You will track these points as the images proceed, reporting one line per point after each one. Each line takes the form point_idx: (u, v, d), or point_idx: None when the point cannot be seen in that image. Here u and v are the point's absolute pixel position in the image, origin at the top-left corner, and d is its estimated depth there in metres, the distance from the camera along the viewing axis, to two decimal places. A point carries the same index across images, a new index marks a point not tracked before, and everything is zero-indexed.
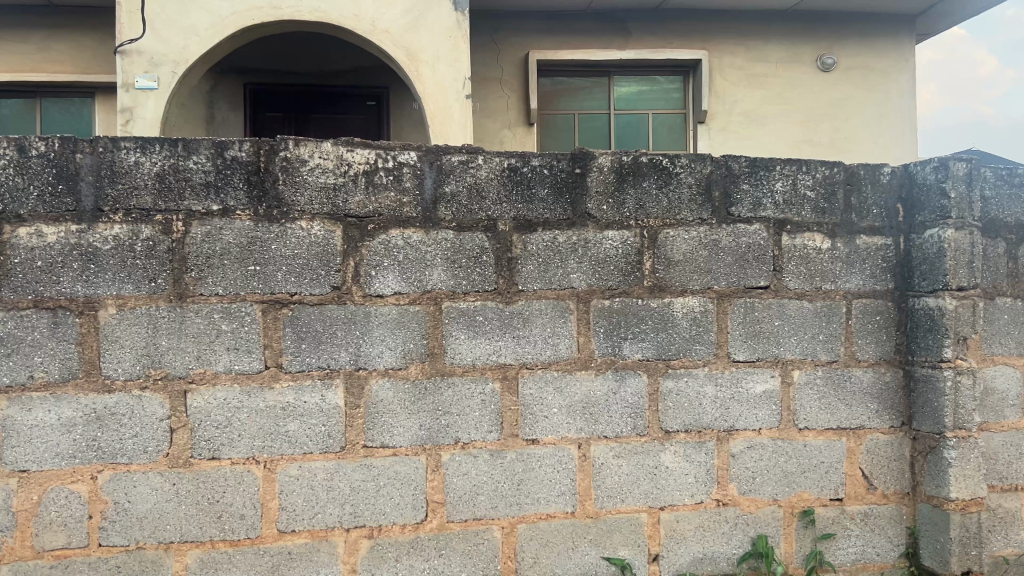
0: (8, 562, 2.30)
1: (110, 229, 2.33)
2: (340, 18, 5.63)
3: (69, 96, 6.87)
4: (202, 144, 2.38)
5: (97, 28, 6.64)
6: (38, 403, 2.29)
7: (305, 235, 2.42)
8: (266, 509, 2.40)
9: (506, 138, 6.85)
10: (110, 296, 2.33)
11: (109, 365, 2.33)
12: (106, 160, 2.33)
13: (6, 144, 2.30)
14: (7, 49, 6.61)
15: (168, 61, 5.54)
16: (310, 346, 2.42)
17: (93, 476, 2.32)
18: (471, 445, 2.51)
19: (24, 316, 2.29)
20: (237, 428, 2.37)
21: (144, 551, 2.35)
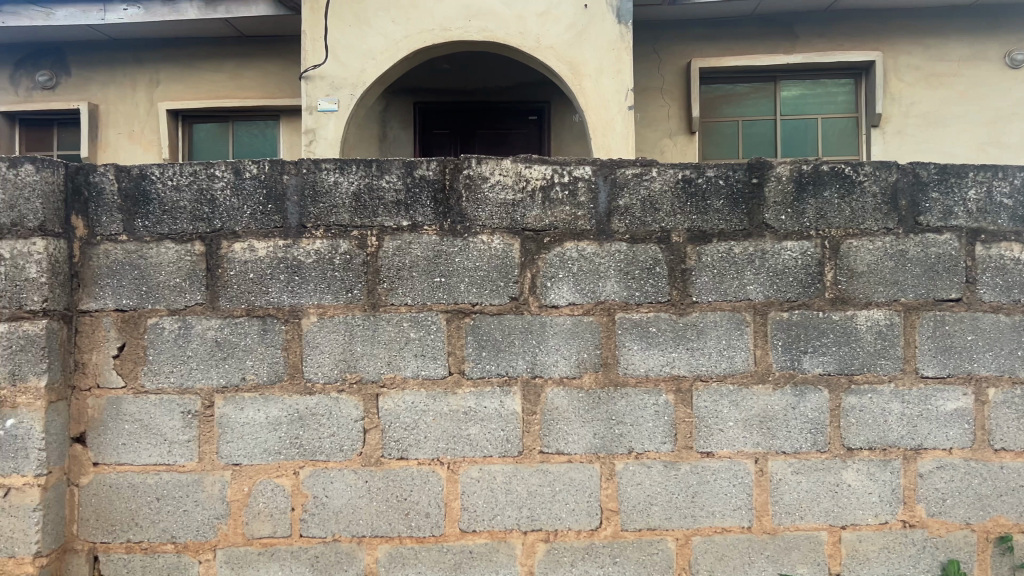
0: (221, 548, 2.51)
1: (313, 244, 2.53)
2: (506, 36, 5.80)
3: (258, 118, 7.42)
4: (393, 164, 2.53)
5: (283, 55, 7.13)
6: (249, 403, 2.52)
7: (486, 248, 2.53)
8: (450, 508, 2.52)
9: (667, 147, 6.81)
10: (311, 305, 2.53)
11: (311, 369, 2.52)
12: (309, 180, 2.53)
13: (225, 167, 2.54)
14: (205, 79, 7.23)
15: (347, 84, 5.89)
16: (490, 353, 2.53)
17: (295, 471, 2.52)
18: (645, 455, 2.54)
19: (238, 323, 2.52)
20: (423, 430, 2.51)
21: (340, 543, 2.51)
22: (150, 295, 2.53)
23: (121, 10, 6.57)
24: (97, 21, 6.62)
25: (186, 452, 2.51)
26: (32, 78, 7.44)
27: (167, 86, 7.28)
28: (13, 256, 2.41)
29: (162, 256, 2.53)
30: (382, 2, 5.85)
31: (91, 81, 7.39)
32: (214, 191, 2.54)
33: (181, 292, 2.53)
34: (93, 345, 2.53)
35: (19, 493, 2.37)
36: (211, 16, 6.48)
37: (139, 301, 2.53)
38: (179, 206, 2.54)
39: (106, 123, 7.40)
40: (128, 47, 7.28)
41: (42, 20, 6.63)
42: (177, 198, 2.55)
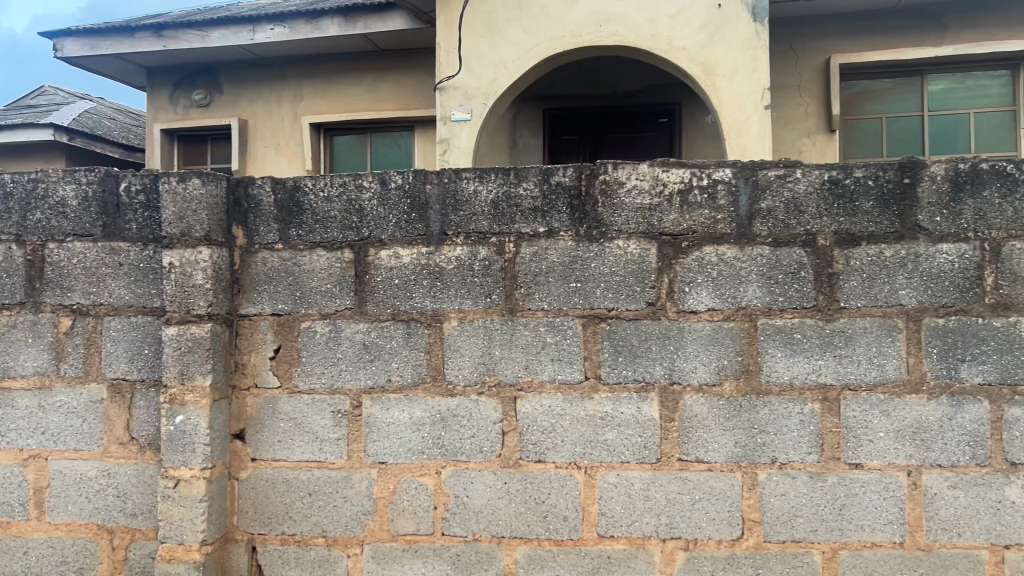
0: (368, 543, 2.61)
1: (453, 251, 2.60)
2: (637, 40, 5.77)
3: (394, 129, 7.66)
4: (531, 171, 2.57)
5: (418, 67, 7.34)
6: (394, 403, 2.61)
7: (623, 253, 2.53)
8: (588, 513, 2.53)
9: (805, 147, 6.59)
10: (452, 310, 2.60)
11: (452, 371, 2.59)
12: (450, 189, 2.60)
13: (371, 178, 2.65)
14: (345, 92, 7.54)
15: (480, 94, 6.01)
16: (627, 359, 2.52)
17: (437, 471, 2.59)
18: (789, 465, 2.47)
19: (383, 327, 2.62)
20: (560, 434, 2.53)
21: (480, 543, 2.56)
22: (303, 300, 2.67)
23: (268, 30, 6.94)
24: (247, 41, 7.02)
25: (336, 449, 2.63)
26: (189, 97, 7.96)
27: (310, 101, 7.63)
28: (181, 263, 2.56)
29: (314, 263, 2.67)
30: (513, 12, 5.94)
31: (240, 98, 7.84)
32: (361, 201, 2.66)
33: (331, 296, 2.66)
34: (252, 347, 2.69)
35: (187, 484, 2.54)
36: (351, 32, 6.75)
37: (293, 305, 2.67)
38: (329, 215, 2.67)
39: (254, 137, 7.84)
40: (275, 64, 7.68)
41: (199, 43, 7.11)
42: (327, 208, 2.68)
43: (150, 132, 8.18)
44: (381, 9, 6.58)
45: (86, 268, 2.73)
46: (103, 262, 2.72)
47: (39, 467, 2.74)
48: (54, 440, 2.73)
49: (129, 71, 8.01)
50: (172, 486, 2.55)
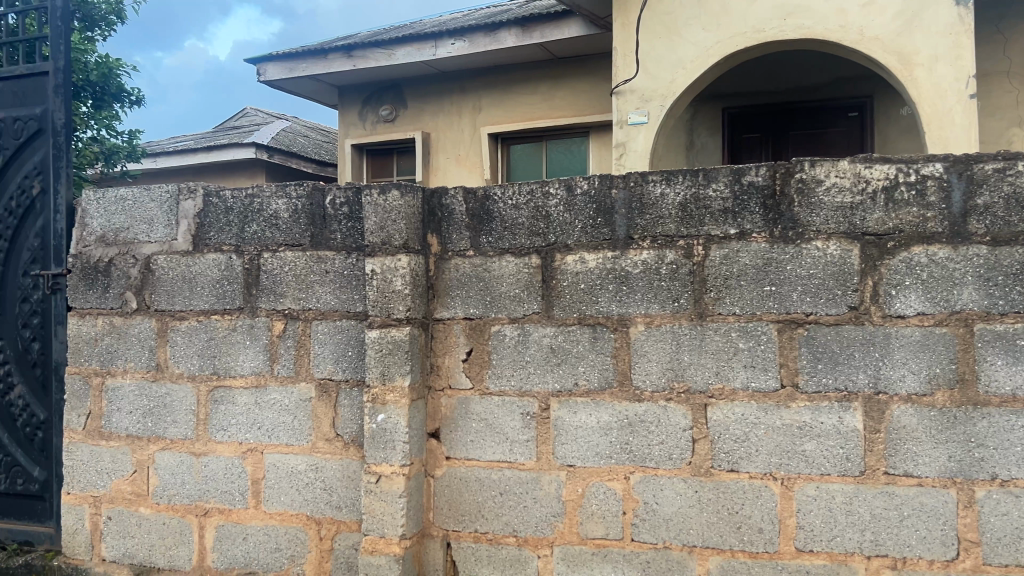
0: (558, 546, 2.64)
1: (640, 255, 2.58)
2: (825, 32, 5.50)
3: (570, 136, 7.67)
4: (721, 172, 2.51)
5: (594, 72, 7.36)
6: (582, 407, 2.62)
7: (821, 255, 2.42)
8: (784, 526, 2.43)
9: (1015, 137, 6.06)
10: (639, 314, 2.58)
11: (639, 377, 2.57)
12: (637, 193, 2.59)
13: (558, 185, 2.68)
14: (522, 101, 7.67)
15: (657, 96, 5.95)
16: (826, 366, 2.41)
17: (626, 476, 2.58)
18: (1011, 483, 2.27)
19: (570, 331, 2.65)
20: (754, 443, 2.46)
21: (670, 551, 2.53)
22: (493, 305, 2.74)
23: (450, 45, 7.18)
24: (429, 56, 7.30)
25: (526, 451, 2.68)
26: (376, 113, 8.38)
27: (489, 111, 7.83)
28: (382, 270, 2.70)
29: (504, 269, 2.73)
30: (692, 12, 5.84)
31: (424, 111, 8.16)
32: (548, 208, 2.69)
33: (520, 301, 2.71)
34: (446, 350, 2.79)
35: (388, 480, 2.67)
36: (528, 41, 6.86)
37: (484, 310, 2.75)
38: (518, 223, 2.73)
39: (437, 148, 8.15)
40: (456, 77, 7.94)
41: (385, 61, 7.47)
42: (516, 215, 2.74)
43: (342, 147, 8.69)
44: (557, 17, 6.66)
45: (296, 275, 2.93)
46: (311, 270, 2.91)
47: (256, 460, 2.97)
48: (269, 435, 2.95)
49: (323, 91, 8.54)
50: (374, 481, 2.68)
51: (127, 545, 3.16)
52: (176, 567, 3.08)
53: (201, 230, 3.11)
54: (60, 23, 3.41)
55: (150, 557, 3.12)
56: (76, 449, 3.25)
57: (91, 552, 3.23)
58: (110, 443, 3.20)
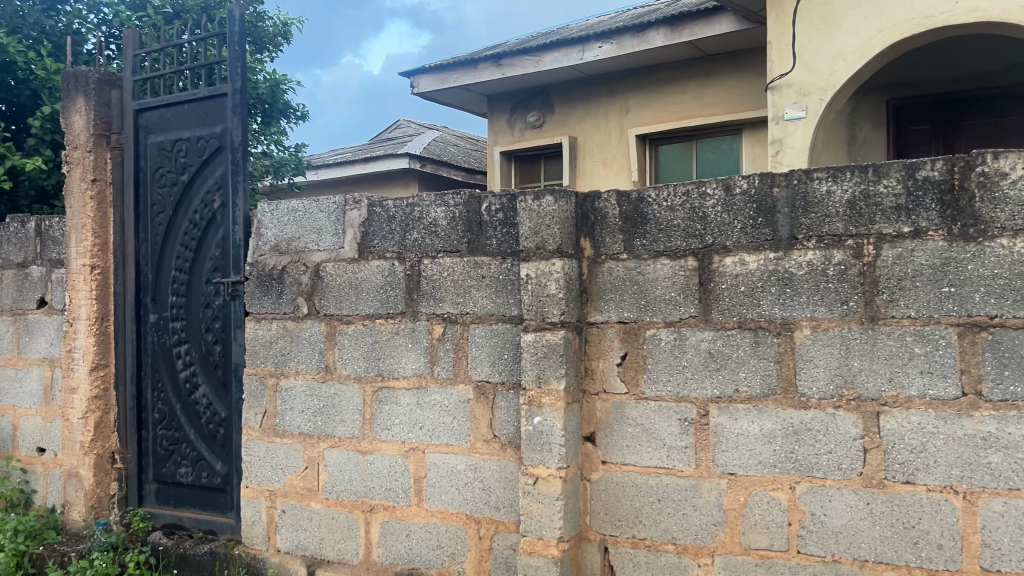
0: (719, 554, 2.58)
1: (805, 256, 2.49)
2: (1003, 13, 5.05)
3: (721, 134, 7.47)
4: (893, 167, 2.39)
5: (746, 68, 7.15)
6: (743, 414, 2.55)
7: (1007, 253, 2.25)
8: (968, 543, 2.28)
9: None
10: (804, 318, 2.49)
11: (805, 383, 2.48)
12: (800, 191, 2.50)
13: (716, 185, 2.62)
14: (671, 102, 7.56)
15: (816, 89, 5.72)
16: (1014, 373, 2.24)
17: (791, 486, 2.49)
18: None
19: (730, 335, 2.58)
20: (933, 454, 2.31)
21: (840, 565, 2.42)
22: (648, 308, 2.71)
23: (597, 48, 7.18)
24: (577, 61, 7.32)
25: (684, 457, 2.63)
26: (525, 119, 8.48)
27: (637, 113, 7.76)
28: (537, 275, 2.73)
29: (659, 272, 2.70)
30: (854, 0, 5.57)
31: (571, 115, 8.19)
32: (705, 208, 2.63)
33: (676, 304, 2.67)
34: (600, 354, 2.79)
35: (545, 482, 2.69)
36: (677, 41, 6.76)
37: (639, 313, 2.73)
38: (673, 224, 2.69)
39: (585, 152, 8.17)
40: (603, 80, 7.92)
41: (533, 67, 7.55)
42: (671, 217, 2.69)
43: (492, 155, 8.85)
44: (707, 14, 6.52)
45: (455, 281, 3.01)
46: (468, 276, 2.98)
47: (418, 459, 3.07)
48: (430, 434, 3.04)
49: (473, 100, 8.72)
50: (531, 483, 2.72)
51: (300, 538, 3.34)
52: (345, 560, 3.23)
53: (366, 238, 3.24)
54: (237, 48, 3.64)
55: (321, 550, 3.29)
56: (253, 446, 3.47)
57: (268, 542, 3.43)
58: (284, 440, 3.39)
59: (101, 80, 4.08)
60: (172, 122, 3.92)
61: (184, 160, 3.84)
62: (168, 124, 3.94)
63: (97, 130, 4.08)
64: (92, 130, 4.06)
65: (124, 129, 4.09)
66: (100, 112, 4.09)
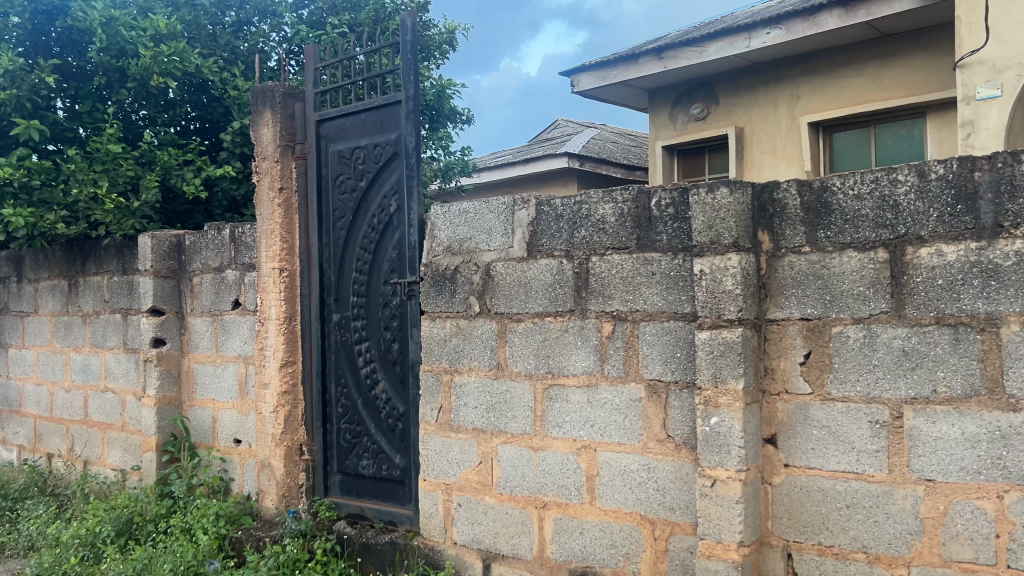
0: (916, 565, 2.42)
1: (1012, 245, 2.28)
2: None
3: (901, 119, 7.00)
4: None
5: (930, 47, 6.68)
6: (942, 417, 2.38)
7: None
8: None
9: None
10: (1012, 313, 2.28)
11: (1014, 383, 2.27)
12: (1006, 175, 2.30)
13: (908, 171, 2.46)
14: (846, 86, 7.18)
15: (1013, 65, 5.26)
16: None
17: (998, 495, 2.29)
18: None
19: (927, 332, 2.41)
20: None
21: None
22: (833, 304, 2.57)
23: (765, 34, 6.90)
24: (744, 49, 7.07)
25: (876, 462, 2.48)
26: (688, 112, 8.30)
27: (809, 100, 7.43)
28: (712, 270, 2.66)
29: (845, 265, 2.55)
30: None
31: (737, 106, 7.94)
32: (897, 196, 2.47)
33: (866, 300, 2.52)
34: (781, 352, 2.68)
35: (724, 484, 2.62)
36: (852, 22, 6.41)
37: (824, 309, 2.59)
38: (861, 214, 2.54)
39: (752, 143, 7.91)
40: (772, 68, 7.62)
41: (696, 58, 7.37)
42: (858, 206, 2.54)
43: (654, 150, 8.70)
44: None
45: (624, 278, 2.98)
46: (638, 273, 2.94)
47: (590, 457, 3.06)
48: (602, 433, 3.02)
49: (634, 97, 8.63)
50: (709, 485, 2.65)
51: (476, 531, 3.42)
52: (519, 555, 3.27)
53: (534, 237, 3.26)
54: (410, 56, 3.77)
55: (497, 544, 3.35)
56: (430, 440, 3.58)
57: (444, 535, 3.53)
58: (459, 435, 3.48)
59: (285, 94, 4.34)
60: (351, 130, 4.11)
61: (362, 167, 4.02)
62: (348, 133, 4.13)
63: (283, 141, 4.34)
64: (278, 142, 4.32)
65: (308, 139, 4.33)
66: (285, 124, 4.35)
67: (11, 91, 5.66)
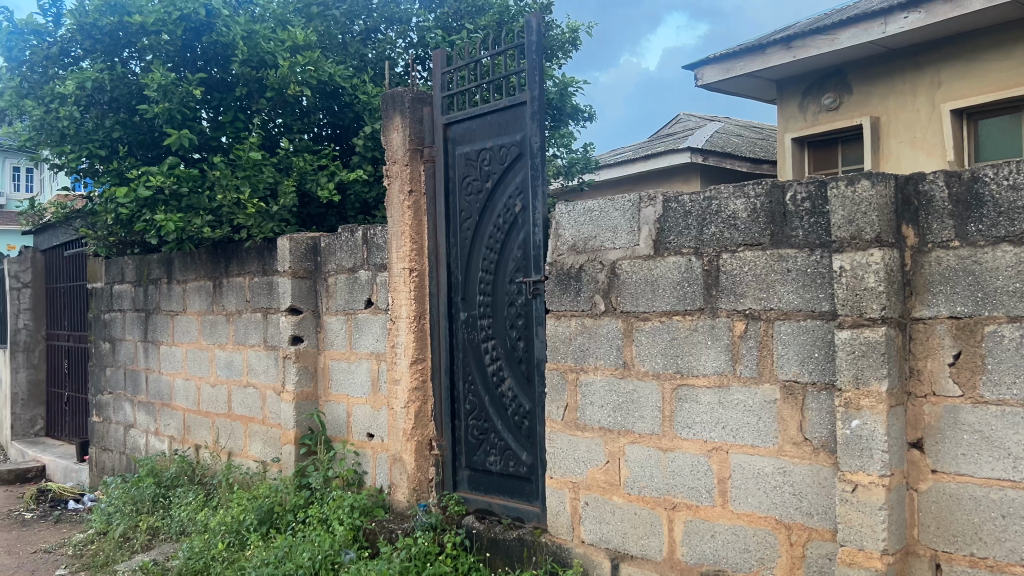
0: None
1: None
2: None
3: None
4: None
5: None
6: None
7: None
8: None
9: None
10: None
11: None
12: None
13: None
14: (992, 70, 6.75)
15: None
16: None
17: None
18: None
19: None
20: None
21: None
22: (986, 302, 2.43)
23: (902, 18, 6.56)
24: (879, 35, 6.75)
25: None
26: (818, 102, 8.00)
27: (950, 86, 7.03)
28: (853, 267, 2.56)
29: (999, 260, 2.40)
30: None
31: (872, 94, 7.60)
32: None
33: (1022, 297, 2.36)
34: (928, 352, 2.54)
35: (866, 490, 2.51)
36: None
37: (975, 307, 2.45)
38: (1016, 206, 2.38)
39: (889, 133, 7.56)
40: (910, 54, 7.25)
41: (828, 46, 7.09)
42: (1013, 197, 2.39)
43: (783, 142, 8.45)
44: None
45: (757, 275, 2.90)
46: (773, 269, 2.86)
47: (722, 459, 2.99)
48: (734, 434, 2.95)
49: (762, 89, 8.39)
50: (850, 490, 2.55)
51: (604, 531, 3.41)
52: (649, 556, 3.24)
53: (662, 234, 3.21)
54: (534, 57, 3.79)
55: (625, 544, 3.33)
56: (557, 438, 3.59)
57: (572, 533, 3.54)
58: (586, 434, 3.48)
59: (414, 99, 4.46)
60: (477, 133, 4.18)
61: (488, 168, 4.08)
62: (474, 135, 4.20)
63: (412, 145, 4.46)
64: (408, 146, 4.44)
65: (435, 142, 4.43)
66: (414, 128, 4.47)
67: (163, 105, 6.00)
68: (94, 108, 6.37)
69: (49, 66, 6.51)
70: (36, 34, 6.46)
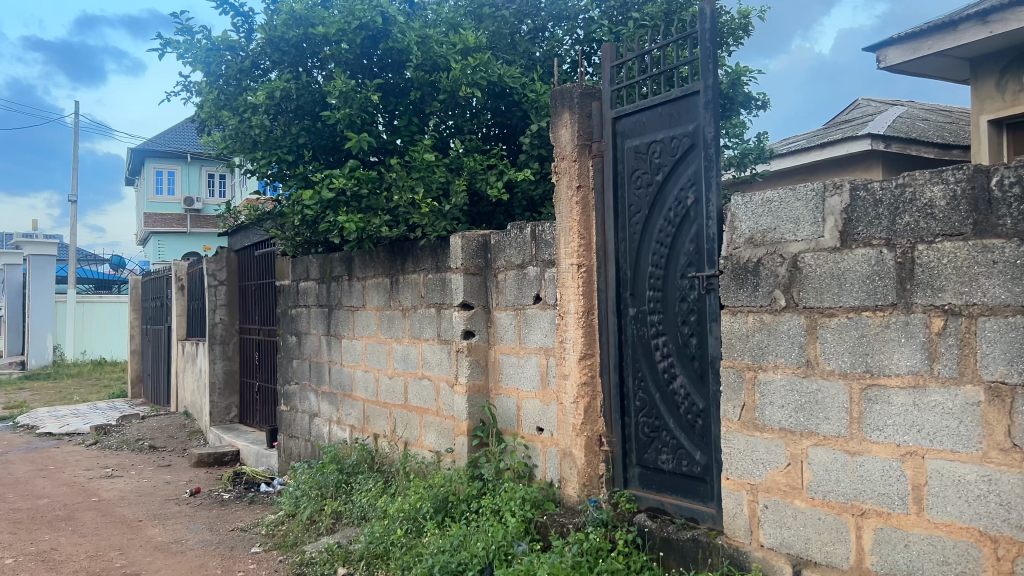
0: None
1: None
2: None
3: None
4: None
5: None
6: None
7: None
8: None
9: None
10: None
11: None
12: None
13: None
14: None
15: None
16: None
17: None
18: None
19: None
20: None
21: None
22: None
23: None
24: None
25: None
26: (1018, 80, 7.36)
27: None
28: None
29: None
30: None
31: None
32: None
33: None
34: None
35: None
36: None
37: None
38: None
39: None
40: None
41: None
42: None
43: (979, 125, 7.90)
44: None
45: (958, 268, 2.70)
46: (976, 261, 2.65)
47: (917, 464, 2.81)
48: (931, 439, 2.76)
49: (953, 68, 7.79)
50: None
51: (785, 535, 3.28)
52: (834, 564, 3.09)
53: (849, 225, 3.04)
54: (708, 45, 3.68)
55: (808, 550, 3.19)
56: (734, 437, 3.49)
57: (750, 536, 3.44)
58: (765, 435, 3.36)
59: (583, 94, 4.46)
60: (647, 125, 4.12)
61: (659, 161, 4.01)
62: (644, 128, 4.15)
63: (581, 141, 4.47)
64: (576, 142, 4.47)
65: (604, 137, 4.41)
66: (583, 123, 4.48)
67: (345, 110, 6.31)
68: (282, 116, 6.80)
69: (243, 79, 7.03)
70: (231, 49, 6.95)
